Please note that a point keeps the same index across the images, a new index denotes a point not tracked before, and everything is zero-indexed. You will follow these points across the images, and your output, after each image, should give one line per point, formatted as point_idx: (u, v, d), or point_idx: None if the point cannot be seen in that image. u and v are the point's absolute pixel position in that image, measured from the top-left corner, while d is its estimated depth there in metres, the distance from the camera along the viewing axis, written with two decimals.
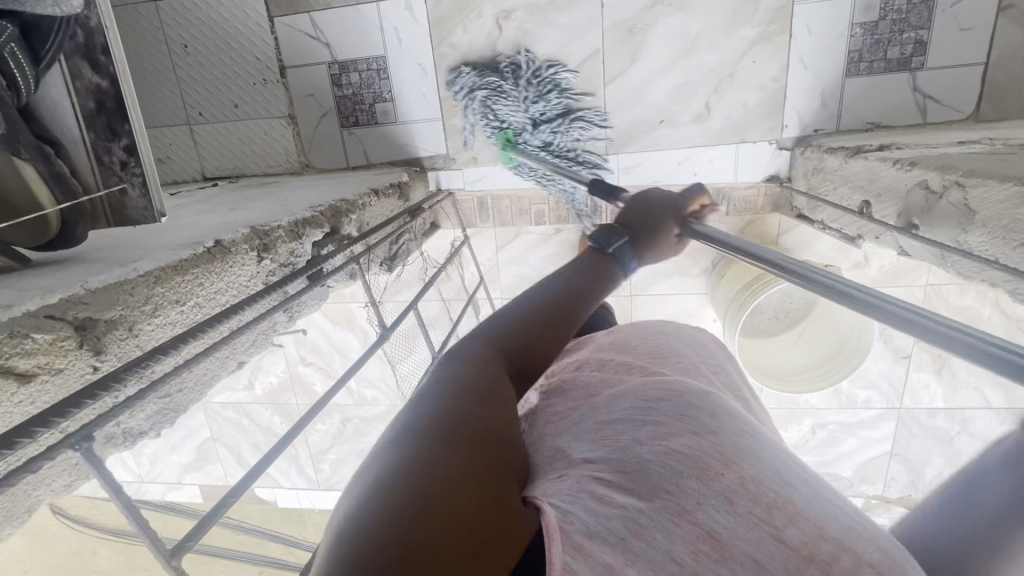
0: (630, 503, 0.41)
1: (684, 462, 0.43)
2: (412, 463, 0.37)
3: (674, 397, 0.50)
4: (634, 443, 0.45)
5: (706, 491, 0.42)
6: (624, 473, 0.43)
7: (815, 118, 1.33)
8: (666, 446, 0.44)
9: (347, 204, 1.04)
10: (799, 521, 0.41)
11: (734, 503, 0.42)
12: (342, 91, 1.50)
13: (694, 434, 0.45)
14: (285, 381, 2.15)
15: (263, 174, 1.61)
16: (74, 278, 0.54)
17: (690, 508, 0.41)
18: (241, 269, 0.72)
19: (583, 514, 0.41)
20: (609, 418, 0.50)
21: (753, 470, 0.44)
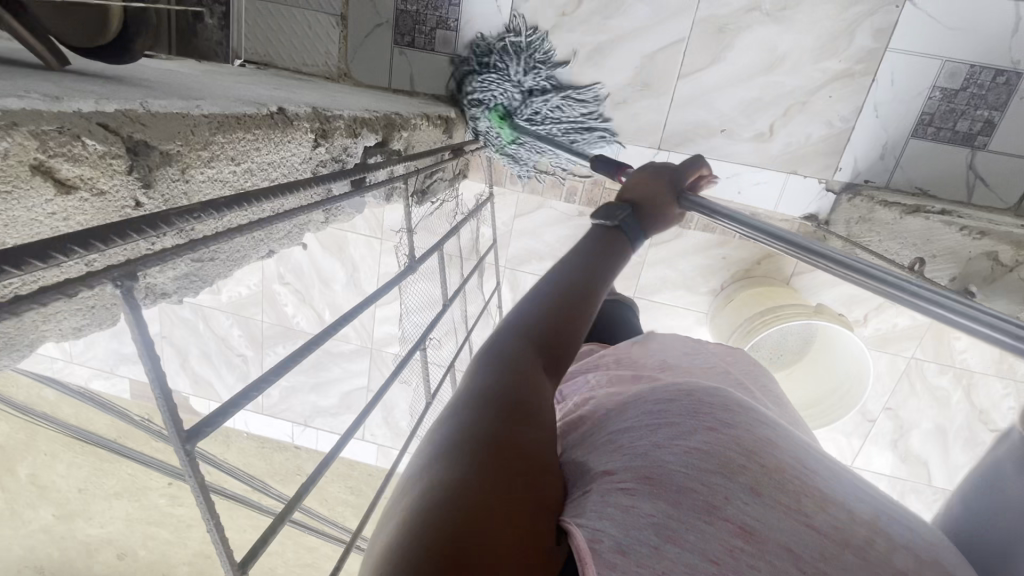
0: (656, 510, 0.35)
1: (702, 456, 0.36)
2: (429, 500, 0.33)
3: (683, 394, 0.43)
4: (652, 446, 0.39)
5: (733, 486, 0.35)
6: (647, 479, 0.36)
7: (869, 169, 1.32)
8: (684, 444, 0.38)
9: (400, 119, 0.96)
10: (829, 507, 0.35)
11: (763, 494, 0.34)
12: (405, 6, 1.39)
13: (708, 425, 0.39)
14: (255, 295, 2.03)
15: (295, 70, 1.48)
16: (130, 94, 0.45)
17: (717, 504, 0.34)
18: (296, 147, 0.64)
19: (611, 527, 0.35)
20: (626, 423, 0.43)
21: (787, 461, 0.37)
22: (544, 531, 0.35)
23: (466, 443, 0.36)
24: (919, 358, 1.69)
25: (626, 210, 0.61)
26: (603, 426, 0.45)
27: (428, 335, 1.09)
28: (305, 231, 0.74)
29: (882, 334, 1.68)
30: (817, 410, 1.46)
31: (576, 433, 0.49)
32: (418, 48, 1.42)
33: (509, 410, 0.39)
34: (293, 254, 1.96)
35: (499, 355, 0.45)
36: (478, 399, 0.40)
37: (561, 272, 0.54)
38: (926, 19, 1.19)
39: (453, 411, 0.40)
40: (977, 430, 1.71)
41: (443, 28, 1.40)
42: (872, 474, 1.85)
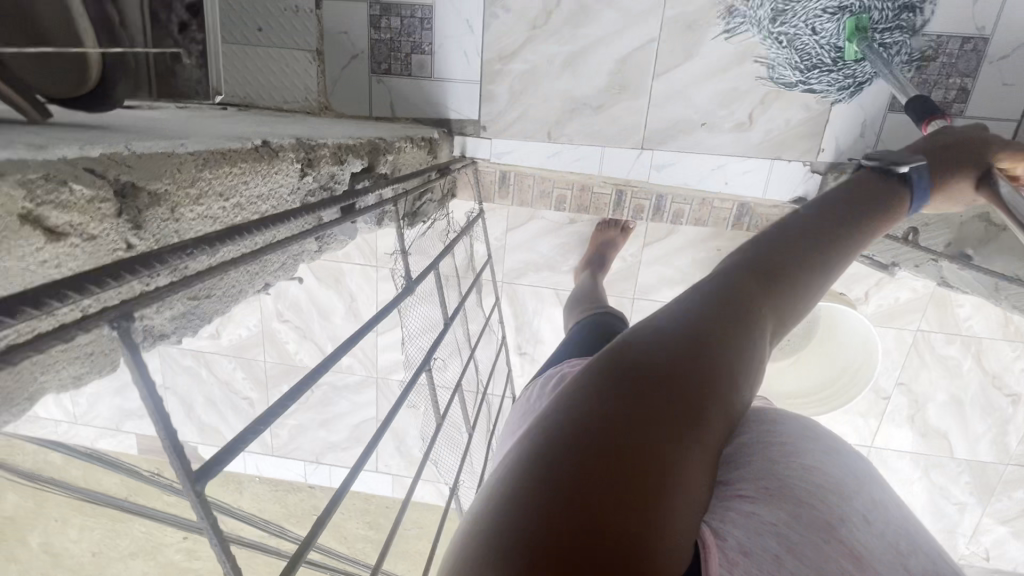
0: (782, 514, 0.33)
1: (835, 476, 0.36)
2: (554, 454, 0.29)
3: (804, 424, 0.40)
4: (774, 445, 0.38)
5: (860, 519, 0.34)
6: (770, 489, 0.34)
7: (851, 147, 1.34)
8: (812, 456, 0.37)
9: (385, 143, 0.97)
10: (944, 566, 0.34)
11: (887, 535, 0.34)
12: (378, 35, 1.41)
13: (830, 447, 0.39)
14: (256, 336, 2.02)
15: (276, 108, 1.49)
16: (113, 139, 0.45)
17: (841, 528, 0.33)
18: (284, 179, 0.64)
19: (736, 529, 0.33)
20: (745, 426, 0.40)
21: (898, 518, 0.36)
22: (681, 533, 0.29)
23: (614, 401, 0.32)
24: (925, 329, 1.69)
25: (920, 161, 0.53)
26: None
27: (431, 357, 1.08)
28: (300, 261, 0.74)
29: (885, 309, 1.68)
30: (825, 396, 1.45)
31: None
32: (396, 75, 1.44)
33: (678, 371, 0.33)
34: (290, 291, 1.96)
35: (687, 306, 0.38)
36: (630, 352, 0.35)
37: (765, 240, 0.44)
38: None
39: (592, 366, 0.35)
40: (991, 396, 1.70)
41: (418, 53, 1.42)
42: (894, 452, 1.83)
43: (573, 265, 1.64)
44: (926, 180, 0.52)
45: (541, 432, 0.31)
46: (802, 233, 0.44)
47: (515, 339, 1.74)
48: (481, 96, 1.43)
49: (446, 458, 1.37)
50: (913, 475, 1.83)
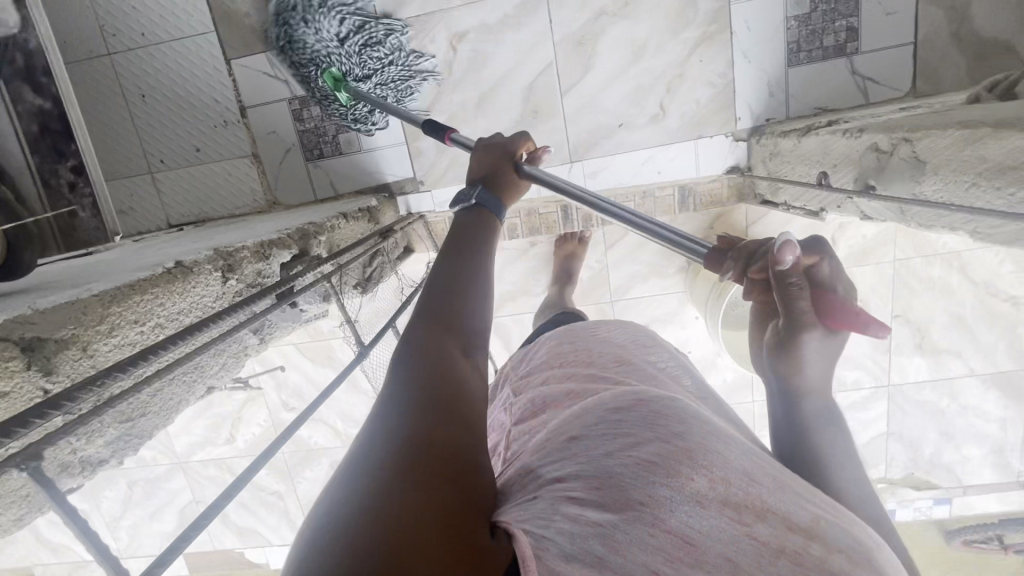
0: (603, 519, 0.37)
1: (654, 470, 0.38)
2: (358, 500, 0.31)
3: (641, 407, 0.43)
4: (604, 455, 0.40)
5: (677, 498, 0.37)
6: (595, 489, 0.38)
7: (765, 108, 1.38)
8: (634, 455, 0.39)
9: (314, 226, 1.03)
10: (767, 517, 0.37)
11: (705, 501, 0.37)
12: (304, 126, 1.51)
13: (665, 441, 0.39)
14: (268, 431, 2.07)
15: (230, 215, 1.59)
16: (22, 302, 0.51)
17: (659, 521, 0.37)
18: (204, 289, 0.69)
19: (558, 537, 0.37)
20: (576, 432, 0.44)
21: (728, 477, 0.39)
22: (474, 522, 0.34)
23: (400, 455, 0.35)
24: (903, 258, 1.68)
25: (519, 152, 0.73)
26: (557, 433, 0.46)
27: None
28: (245, 358, 0.79)
29: (856, 249, 1.69)
30: None
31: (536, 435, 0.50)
32: (329, 157, 1.53)
33: (439, 406, 0.39)
34: (289, 379, 2.01)
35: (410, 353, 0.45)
36: (406, 405, 0.39)
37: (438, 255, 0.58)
38: None
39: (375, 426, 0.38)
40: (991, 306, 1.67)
41: (344, 131, 1.51)
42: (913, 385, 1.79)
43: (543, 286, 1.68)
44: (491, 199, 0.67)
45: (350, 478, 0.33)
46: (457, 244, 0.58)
47: None
48: (410, 154, 1.51)
49: None
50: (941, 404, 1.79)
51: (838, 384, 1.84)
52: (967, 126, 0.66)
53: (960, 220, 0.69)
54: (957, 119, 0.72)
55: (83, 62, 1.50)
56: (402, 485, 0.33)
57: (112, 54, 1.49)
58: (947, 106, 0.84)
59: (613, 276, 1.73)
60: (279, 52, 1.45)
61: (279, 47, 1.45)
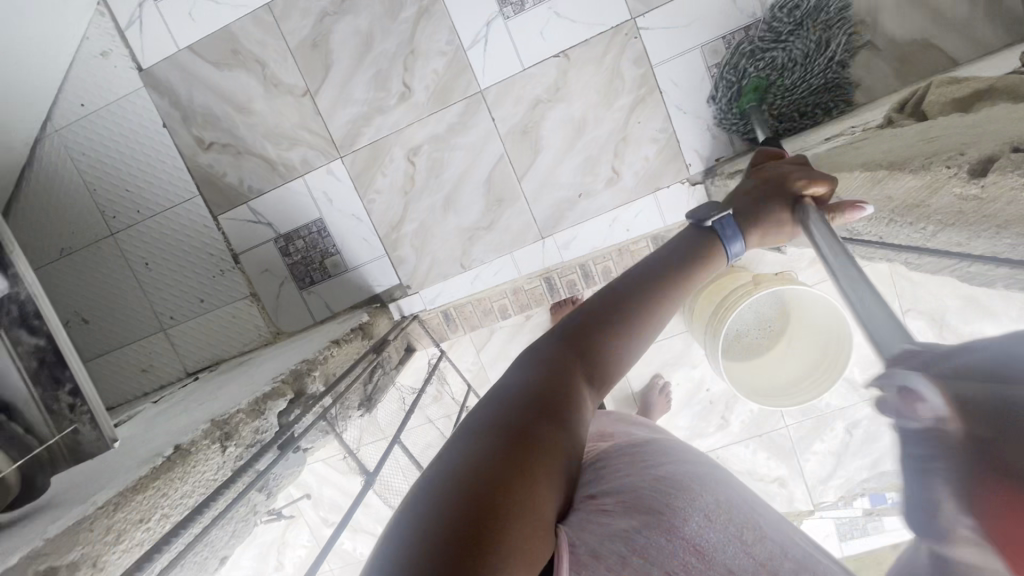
0: (628, 525, 0.48)
1: (667, 485, 0.52)
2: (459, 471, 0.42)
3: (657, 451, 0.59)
4: (627, 477, 0.54)
5: (694, 511, 0.51)
6: (620, 502, 0.50)
7: (712, 150, 1.44)
8: (651, 474, 0.54)
9: (307, 364, 1.09)
10: (766, 539, 0.52)
11: (712, 519, 0.51)
12: (292, 258, 1.62)
13: (668, 464, 0.56)
14: (313, 549, 2.06)
15: (240, 354, 1.68)
16: (37, 530, 0.57)
17: (679, 526, 0.49)
18: (205, 464, 0.75)
19: (590, 538, 0.47)
20: (609, 465, 0.57)
21: (721, 501, 0.53)
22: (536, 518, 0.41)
23: (472, 478, 0.41)
24: None
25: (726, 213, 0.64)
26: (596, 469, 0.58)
27: None
28: (254, 518, 0.83)
29: None
30: (815, 375, 1.41)
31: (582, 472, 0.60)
32: (320, 281, 1.63)
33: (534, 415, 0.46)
34: (324, 494, 2.03)
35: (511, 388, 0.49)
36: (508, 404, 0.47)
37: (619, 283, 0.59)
38: (663, 31, 1.38)
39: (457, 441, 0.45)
40: None
41: (329, 256, 1.61)
42: None
43: None
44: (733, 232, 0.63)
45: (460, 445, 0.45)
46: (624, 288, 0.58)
47: None
48: (393, 263, 1.60)
49: None
50: None
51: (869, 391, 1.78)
52: (870, 166, 0.69)
53: (893, 252, 0.71)
54: (865, 158, 0.76)
55: (90, 246, 1.65)
56: (476, 475, 0.41)
57: (115, 234, 1.64)
58: (862, 139, 0.88)
59: None
60: (258, 200, 1.59)
61: (257, 195, 1.58)
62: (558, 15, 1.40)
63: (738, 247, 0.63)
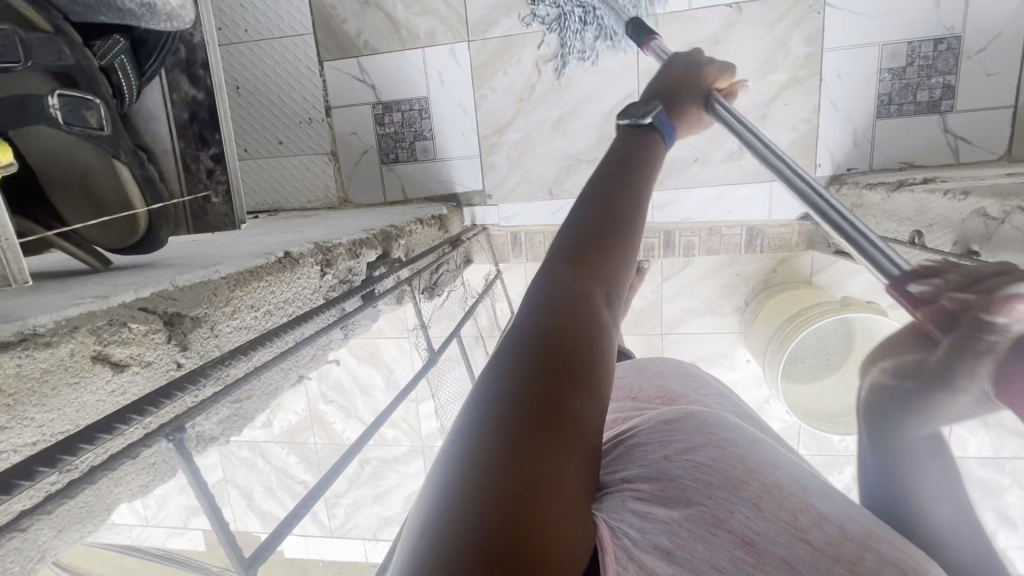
0: (669, 517, 0.37)
1: (710, 472, 0.39)
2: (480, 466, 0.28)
3: (688, 416, 0.45)
4: (663, 459, 0.41)
5: (738, 500, 0.38)
6: (660, 489, 0.38)
7: (847, 158, 1.35)
8: (691, 457, 0.40)
9: (396, 229, 1.05)
10: (823, 522, 0.39)
11: (765, 510, 0.38)
12: (384, 130, 1.56)
13: (712, 444, 0.42)
14: (305, 419, 2.09)
15: (301, 208, 1.65)
16: (162, 277, 0.54)
17: (722, 520, 0.37)
18: (307, 281, 0.72)
19: (629, 529, 0.36)
20: (642, 438, 0.44)
21: (785, 488, 0.40)
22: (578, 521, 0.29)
23: (525, 400, 0.30)
24: None
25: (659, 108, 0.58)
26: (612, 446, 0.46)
27: None
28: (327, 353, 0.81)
29: None
30: None
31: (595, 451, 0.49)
32: (404, 161, 1.57)
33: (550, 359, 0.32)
34: (331, 371, 2.03)
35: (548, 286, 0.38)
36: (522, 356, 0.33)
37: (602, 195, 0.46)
38: (849, 16, 1.28)
39: (500, 354, 0.34)
40: None
41: (421, 140, 1.55)
42: (974, 460, 1.70)
43: None
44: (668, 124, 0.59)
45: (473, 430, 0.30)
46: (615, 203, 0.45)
47: None
48: (482, 168, 1.54)
49: None
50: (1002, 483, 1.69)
51: None
52: None
53: None
54: None
55: None
56: (498, 474, 0.27)
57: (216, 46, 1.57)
58: None
59: (666, 308, 1.71)
60: (370, 58, 1.51)
61: (371, 53, 1.51)
62: None
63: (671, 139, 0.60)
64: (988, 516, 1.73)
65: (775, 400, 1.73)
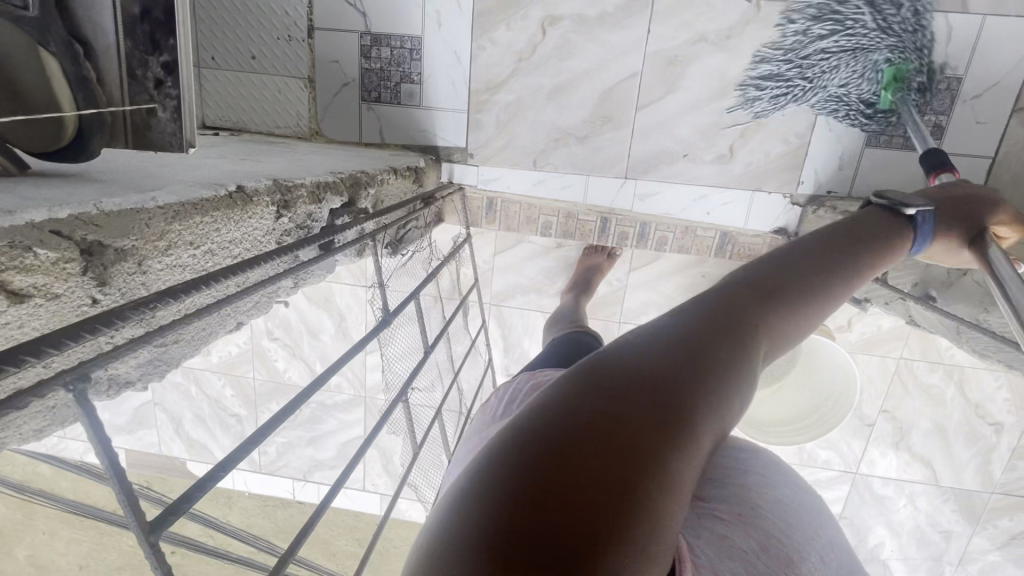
0: (750, 548, 0.44)
1: (787, 515, 0.50)
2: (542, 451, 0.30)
3: (757, 458, 0.56)
4: (744, 489, 0.50)
5: (808, 547, 0.48)
6: (738, 516, 0.47)
7: (830, 180, 1.36)
8: (770, 497, 0.51)
9: (367, 176, 0.98)
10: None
11: (825, 562, 0.48)
12: (369, 64, 1.44)
13: (786, 490, 0.53)
14: (245, 353, 2.02)
15: (268, 133, 1.52)
16: (86, 196, 0.47)
17: (799, 561, 0.46)
18: (258, 221, 0.66)
19: (710, 551, 0.43)
20: (710, 463, 0.53)
21: (832, 548, 0.50)
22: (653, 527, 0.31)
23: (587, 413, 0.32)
24: (909, 357, 1.69)
25: (931, 211, 0.61)
26: None
27: (411, 385, 1.05)
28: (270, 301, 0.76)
29: (870, 337, 1.68)
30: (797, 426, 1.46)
31: None
32: (386, 103, 1.47)
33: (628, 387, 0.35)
34: (279, 309, 1.94)
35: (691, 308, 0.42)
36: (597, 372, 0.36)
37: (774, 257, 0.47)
38: None
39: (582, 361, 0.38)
40: (975, 425, 1.71)
41: (407, 82, 1.45)
42: (879, 479, 1.83)
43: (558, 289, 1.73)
44: (929, 226, 0.60)
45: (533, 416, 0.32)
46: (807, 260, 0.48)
47: (505, 360, 1.84)
48: (468, 124, 1.46)
49: (429, 475, 1.44)
50: (898, 502, 1.84)
51: (809, 459, 1.86)
52: None
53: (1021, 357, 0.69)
54: None
55: None
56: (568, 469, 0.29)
57: None
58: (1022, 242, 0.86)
59: (629, 298, 1.72)
60: None
61: None
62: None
63: (921, 247, 0.61)
64: (879, 529, 1.88)
65: None
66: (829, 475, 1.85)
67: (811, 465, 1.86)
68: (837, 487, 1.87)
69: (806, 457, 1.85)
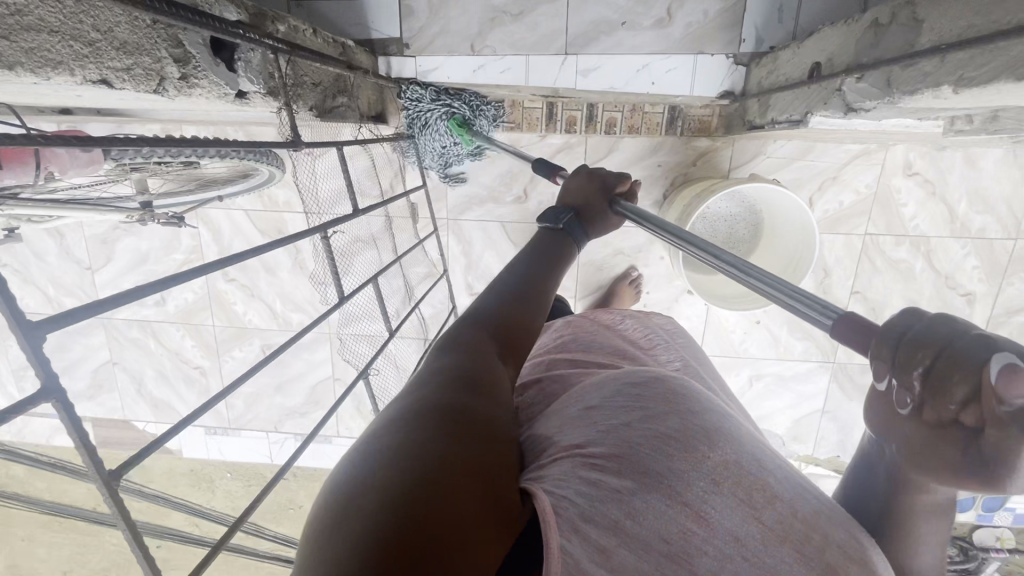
0: (624, 485, 0.43)
1: (676, 446, 0.46)
2: (381, 487, 0.34)
3: (657, 381, 0.52)
4: (626, 426, 0.47)
5: (696, 474, 0.46)
6: (617, 458, 0.44)
7: (770, 35, 1.33)
8: (653, 428, 0.47)
9: (273, 12, 0.94)
10: (775, 504, 0.47)
11: (720, 488, 0.46)
12: None
13: (680, 415, 0.48)
14: (203, 299, 1.95)
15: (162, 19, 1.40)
16: None
17: (679, 490, 0.45)
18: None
19: (575, 498, 0.42)
20: (598, 403, 0.51)
21: (729, 457, 0.48)
22: (508, 495, 0.40)
23: (424, 432, 0.38)
24: (874, 234, 1.66)
25: (568, 214, 0.73)
26: (575, 400, 0.53)
27: (334, 229, 0.94)
28: (133, 90, 0.68)
29: (832, 214, 1.65)
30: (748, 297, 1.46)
31: (557, 403, 0.56)
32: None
33: (453, 412, 0.41)
34: (232, 247, 1.87)
35: (460, 344, 0.51)
36: (424, 411, 0.40)
37: (510, 272, 0.64)
38: None
39: (400, 410, 0.41)
40: (947, 296, 1.69)
41: None
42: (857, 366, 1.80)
43: (515, 195, 1.71)
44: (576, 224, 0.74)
45: (371, 465, 0.36)
46: (537, 289, 0.63)
47: (467, 277, 1.82)
48: (401, 12, 1.41)
49: (387, 378, 1.39)
50: None
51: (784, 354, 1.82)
52: None
53: (947, 75, 0.65)
54: None
55: None
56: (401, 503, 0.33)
57: None
58: None
59: None
60: None
61: None
62: (653, 82, 1.41)
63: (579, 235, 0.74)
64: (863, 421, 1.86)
65: (684, 298, 1.77)
66: (807, 367, 1.82)
67: (788, 359, 1.82)
68: (816, 380, 1.83)
69: (782, 349, 1.81)
